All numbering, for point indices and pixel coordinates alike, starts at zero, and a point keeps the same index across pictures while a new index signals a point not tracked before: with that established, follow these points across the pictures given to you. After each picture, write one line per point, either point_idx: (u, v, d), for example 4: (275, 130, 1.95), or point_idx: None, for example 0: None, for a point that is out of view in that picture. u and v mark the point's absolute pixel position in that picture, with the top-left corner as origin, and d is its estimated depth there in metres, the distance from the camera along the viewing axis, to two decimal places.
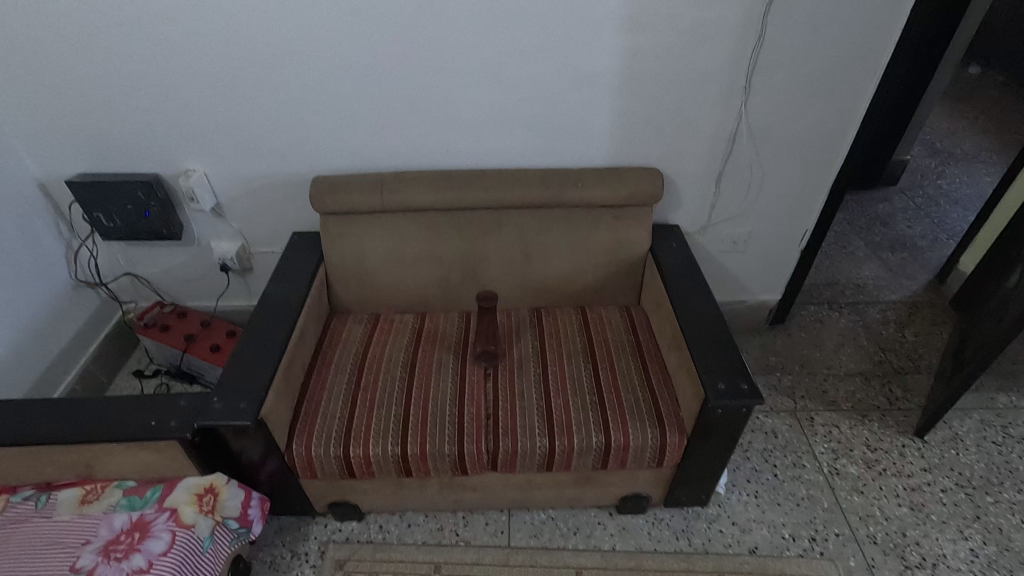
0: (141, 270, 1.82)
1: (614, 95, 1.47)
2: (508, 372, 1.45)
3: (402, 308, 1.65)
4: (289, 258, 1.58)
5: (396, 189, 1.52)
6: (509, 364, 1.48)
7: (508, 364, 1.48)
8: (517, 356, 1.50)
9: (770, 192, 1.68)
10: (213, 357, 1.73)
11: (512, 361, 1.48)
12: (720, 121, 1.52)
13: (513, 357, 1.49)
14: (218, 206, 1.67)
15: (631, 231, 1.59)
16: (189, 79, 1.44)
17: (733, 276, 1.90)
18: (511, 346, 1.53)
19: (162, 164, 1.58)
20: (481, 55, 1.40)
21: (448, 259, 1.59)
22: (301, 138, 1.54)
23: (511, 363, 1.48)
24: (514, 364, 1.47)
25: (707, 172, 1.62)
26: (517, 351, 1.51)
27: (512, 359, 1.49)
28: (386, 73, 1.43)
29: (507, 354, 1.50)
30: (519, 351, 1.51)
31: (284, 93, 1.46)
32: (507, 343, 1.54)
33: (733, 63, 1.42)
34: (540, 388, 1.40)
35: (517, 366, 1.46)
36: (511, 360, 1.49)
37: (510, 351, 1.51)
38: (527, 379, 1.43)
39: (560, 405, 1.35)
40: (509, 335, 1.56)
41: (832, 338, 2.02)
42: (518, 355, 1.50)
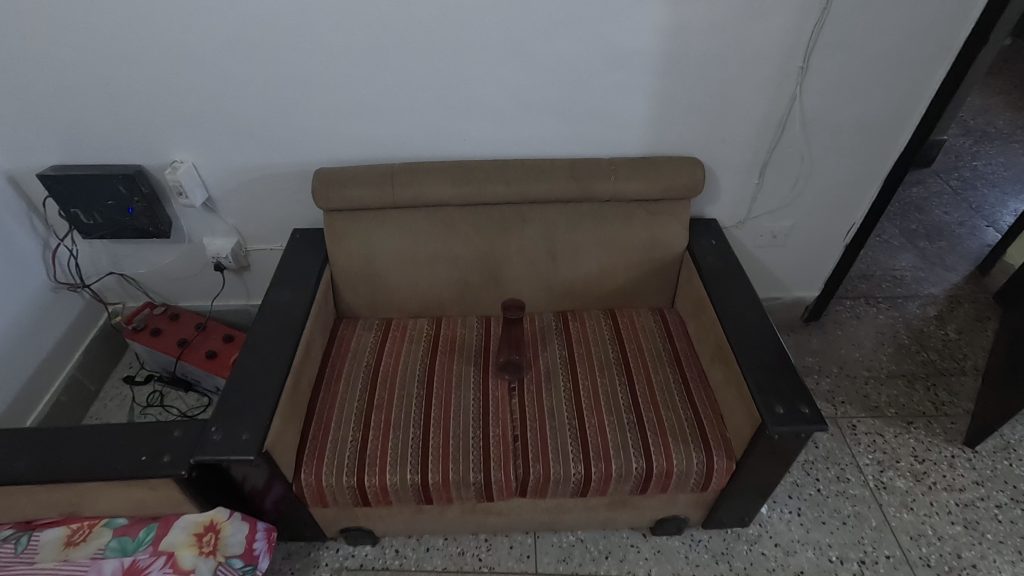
0: (127, 269, 1.67)
1: (654, 77, 1.30)
2: (535, 385, 1.33)
3: (416, 312, 1.51)
4: (290, 259, 1.43)
5: (409, 183, 1.36)
6: (535, 377, 1.35)
7: (535, 377, 1.34)
8: (543, 367, 1.37)
9: (819, 182, 1.53)
10: (209, 365, 1.59)
11: (539, 373, 1.35)
12: (771, 106, 1.36)
13: (541, 368, 1.36)
14: (210, 200, 1.51)
15: (668, 228, 1.44)
16: (172, 60, 1.26)
17: (770, 271, 1.76)
18: (536, 356, 1.40)
19: (146, 155, 1.41)
20: (505, 32, 1.23)
21: (467, 259, 1.44)
22: (301, 126, 1.38)
23: (538, 375, 1.35)
24: (541, 376, 1.35)
25: (751, 162, 1.46)
26: (543, 360, 1.38)
27: (539, 370, 1.36)
28: (397, 52, 1.26)
29: (532, 365, 1.37)
30: (546, 361, 1.38)
31: (280, 75, 1.29)
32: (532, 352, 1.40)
33: (791, 40, 1.25)
34: (572, 404, 1.27)
35: (545, 379, 1.33)
36: (537, 371, 1.36)
37: (536, 361, 1.38)
38: (557, 394, 1.30)
39: (596, 424, 1.23)
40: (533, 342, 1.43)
41: (872, 336, 1.89)
42: (545, 366, 1.37)
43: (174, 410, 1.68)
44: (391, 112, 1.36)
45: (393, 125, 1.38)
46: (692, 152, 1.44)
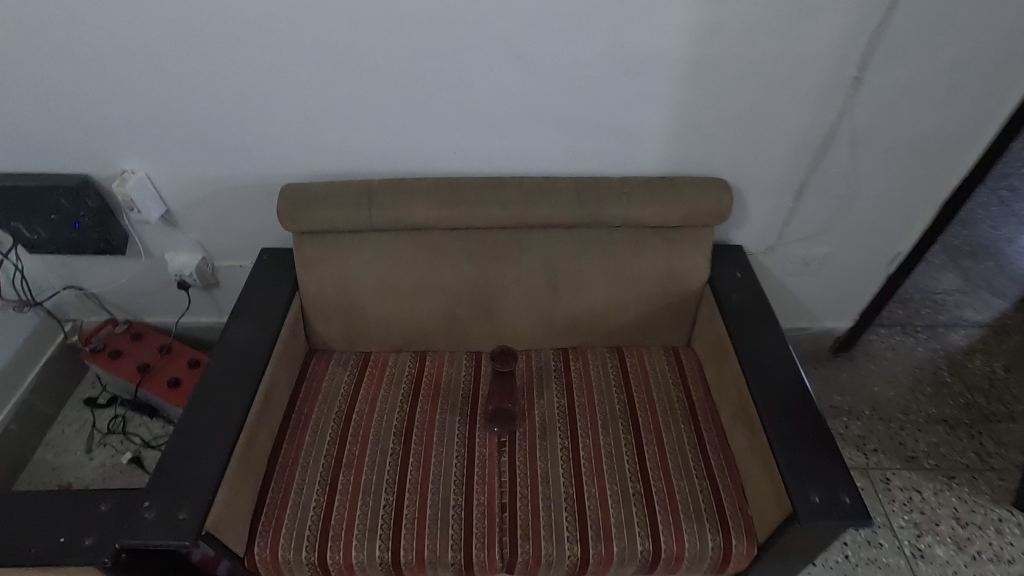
0: (84, 283, 1.51)
1: (676, 86, 1.10)
2: (529, 440, 1.16)
3: (398, 345, 1.34)
4: (254, 286, 1.26)
5: (389, 204, 1.18)
6: (529, 430, 1.18)
7: (528, 429, 1.18)
8: (539, 418, 1.20)
9: (863, 208, 1.32)
10: (170, 395, 1.45)
11: (533, 426, 1.19)
12: (813, 122, 1.15)
13: (535, 419, 1.20)
14: (169, 214, 1.34)
15: (686, 260, 1.25)
16: (115, 58, 1.09)
17: (798, 301, 1.57)
18: (531, 403, 1.23)
19: (92, 164, 1.24)
20: (502, 32, 1.04)
21: (455, 291, 1.26)
22: (267, 135, 1.20)
23: (533, 428, 1.18)
24: (536, 429, 1.18)
25: (786, 185, 1.26)
26: (539, 410, 1.21)
27: (533, 423, 1.19)
28: (374, 54, 1.08)
29: (525, 413, 1.21)
30: (542, 411, 1.21)
31: (240, 78, 1.11)
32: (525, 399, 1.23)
33: (843, 47, 1.05)
34: (569, 467, 1.11)
35: (541, 433, 1.17)
36: (531, 423, 1.19)
37: (530, 410, 1.22)
38: (554, 453, 1.14)
39: (597, 494, 1.07)
40: (528, 387, 1.26)
41: (909, 372, 1.69)
42: (540, 417, 1.20)
43: (136, 439, 1.53)
44: (369, 122, 1.17)
45: (372, 136, 1.20)
46: (718, 173, 1.24)
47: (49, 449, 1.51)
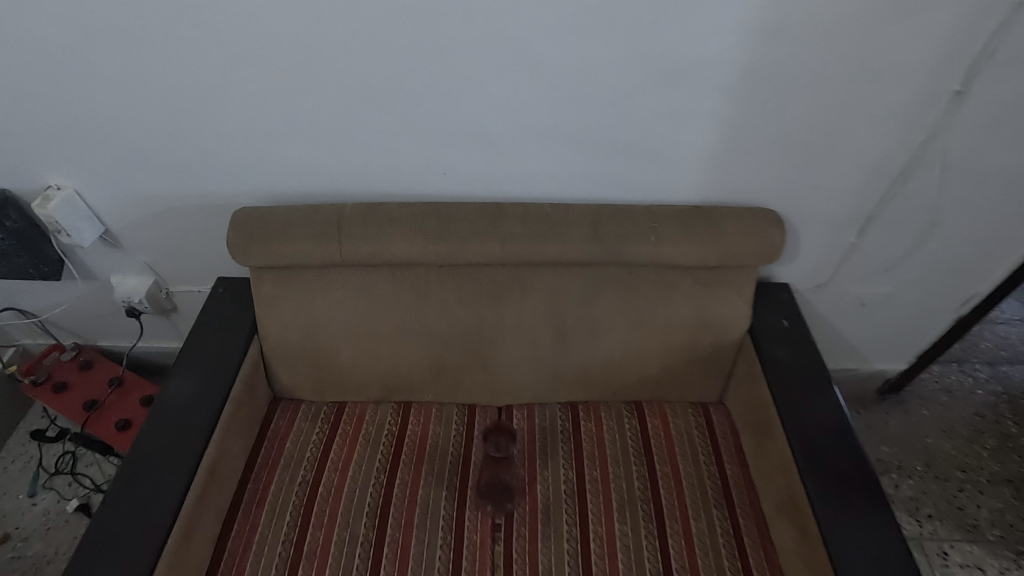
0: (24, 306, 1.32)
1: (721, 99, 0.88)
2: (529, 525, 0.96)
3: (376, 396, 1.13)
4: (205, 326, 1.06)
5: (363, 235, 0.97)
6: (529, 510, 0.98)
7: (529, 509, 0.98)
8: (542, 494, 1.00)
9: (940, 244, 1.09)
10: (117, 438, 1.26)
11: (535, 505, 0.99)
12: (892, 145, 0.92)
13: (538, 496, 1.00)
14: (109, 234, 1.14)
15: (722, 306, 1.04)
16: (23, 54, 0.88)
17: (846, 341, 1.35)
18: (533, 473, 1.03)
19: (10, 177, 1.03)
20: (502, 29, 0.82)
21: (444, 336, 1.05)
22: (216, 148, 0.98)
23: (534, 508, 0.99)
24: (538, 509, 0.98)
25: (849, 217, 1.03)
26: (542, 484, 1.01)
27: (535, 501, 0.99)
28: (342, 55, 0.86)
29: (524, 487, 1.01)
30: (545, 484, 1.01)
31: (180, 81, 0.90)
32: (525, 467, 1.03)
33: (942, 53, 0.81)
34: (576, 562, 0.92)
35: (544, 515, 0.97)
36: (532, 500, 0.99)
37: (531, 483, 1.02)
38: (559, 542, 0.94)
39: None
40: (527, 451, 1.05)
41: (968, 421, 1.47)
42: (543, 493, 1.00)
43: (86, 481, 1.36)
44: (338, 134, 0.96)
45: (344, 151, 0.98)
46: (767, 202, 1.01)
47: None
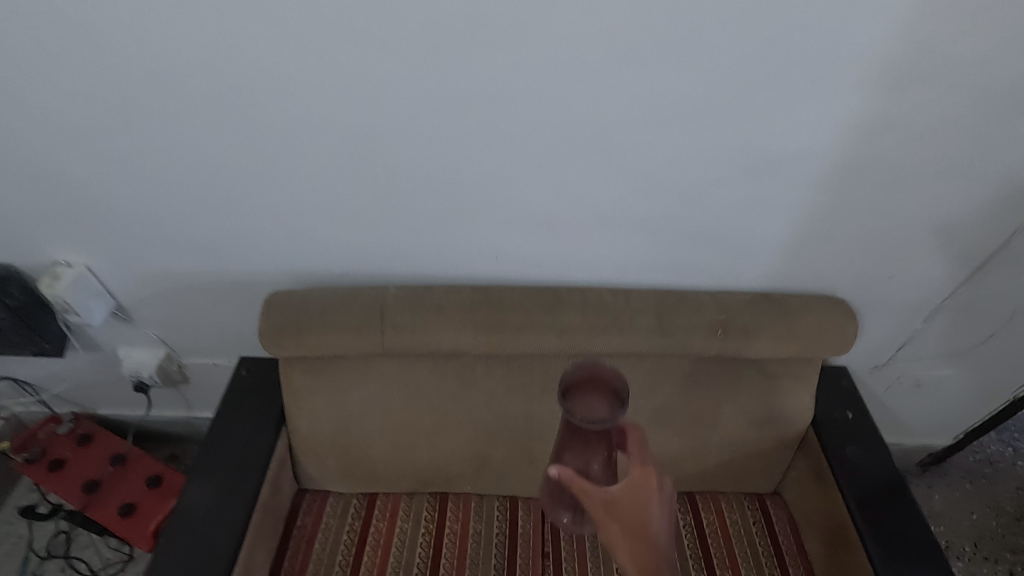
0: (23, 376, 1.22)
1: (807, 192, 0.80)
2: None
3: (410, 488, 1.04)
4: (227, 417, 0.96)
5: (407, 325, 0.89)
6: (637, 550, 0.58)
7: (627, 553, 0.58)
8: (650, 525, 0.59)
9: (1007, 333, 1.03)
10: (120, 526, 1.15)
11: (649, 545, 0.58)
12: (981, 240, 0.85)
13: (650, 531, 0.59)
14: (120, 309, 1.05)
15: (788, 398, 0.97)
16: (39, 129, 0.79)
17: (895, 419, 1.28)
18: (647, 477, 0.60)
19: (17, 251, 0.94)
20: (574, 118, 0.74)
21: (488, 429, 0.98)
22: (244, 228, 0.90)
23: (644, 546, 0.58)
24: (651, 550, 0.58)
25: (918, 306, 0.97)
26: (659, 502, 0.61)
27: (651, 546, 0.58)
28: (396, 139, 0.78)
29: (618, 507, 0.59)
30: (657, 506, 0.60)
31: (208, 161, 0.82)
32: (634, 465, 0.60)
33: None
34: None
35: (660, 561, 0.58)
36: (624, 524, 0.59)
37: (641, 504, 0.60)
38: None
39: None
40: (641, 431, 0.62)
41: (1014, 497, 1.42)
42: (665, 518, 0.61)
43: (83, 566, 1.24)
44: (382, 217, 0.88)
45: (386, 232, 0.90)
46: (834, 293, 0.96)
47: None
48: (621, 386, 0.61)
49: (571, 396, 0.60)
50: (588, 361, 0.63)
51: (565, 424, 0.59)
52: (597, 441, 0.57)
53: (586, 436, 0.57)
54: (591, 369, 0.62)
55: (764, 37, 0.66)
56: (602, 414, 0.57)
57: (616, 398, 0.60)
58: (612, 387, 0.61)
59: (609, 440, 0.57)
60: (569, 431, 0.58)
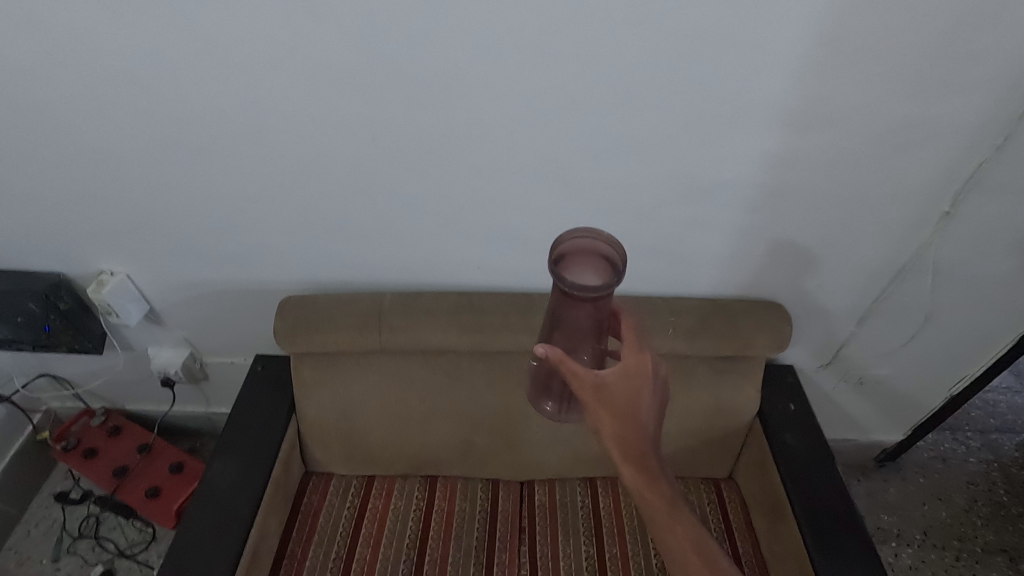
0: (61, 374, 1.37)
1: (738, 213, 0.95)
2: (624, 456, 0.65)
3: (404, 471, 1.18)
4: (245, 407, 1.10)
5: (401, 325, 1.03)
6: (625, 428, 0.65)
7: (615, 430, 0.64)
8: (639, 409, 0.65)
9: (931, 335, 1.17)
10: (147, 507, 1.29)
11: (636, 424, 0.65)
12: (892, 253, 0.99)
13: (638, 413, 0.65)
14: (152, 313, 1.20)
15: (735, 392, 1.10)
16: (91, 162, 0.94)
17: (845, 415, 1.41)
18: (640, 364, 0.67)
19: (68, 262, 1.10)
20: (539, 151, 0.89)
21: (472, 418, 1.11)
22: (262, 243, 1.05)
23: (630, 423, 0.65)
24: (636, 430, 0.65)
25: (849, 311, 1.11)
26: (650, 391, 0.67)
27: (638, 425, 0.65)
28: (391, 169, 0.93)
29: (608, 391, 0.65)
30: (647, 392, 0.67)
31: (234, 187, 0.97)
32: (627, 355, 0.67)
33: (940, 183, 0.89)
34: (671, 509, 0.66)
35: (644, 440, 0.64)
36: (613, 407, 0.65)
37: (632, 388, 0.66)
38: (665, 473, 0.66)
39: (721, 556, 0.67)
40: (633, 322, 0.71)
41: (962, 489, 1.54)
42: (654, 402, 0.67)
43: (110, 545, 1.38)
44: (380, 233, 1.03)
45: (383, 246, 1.05)
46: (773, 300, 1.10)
47: (11, 555, 1.35)
48: (616, 254, 0.58)
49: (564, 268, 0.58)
50: (583, 228, 0.59)
51: (555, 292, 0.59)
52: (585, 305, 0.57)
53: (575, 306, 0.58)
54: (584, 239, 0.59)
55: (692, 88, 0.80)
56: (593, 282, 0.56)
57: (609, 266, 0.58)
58: (604, 255, 0.58)
59: (598, 305, 0.57)
60: (559, 302, 0.59)
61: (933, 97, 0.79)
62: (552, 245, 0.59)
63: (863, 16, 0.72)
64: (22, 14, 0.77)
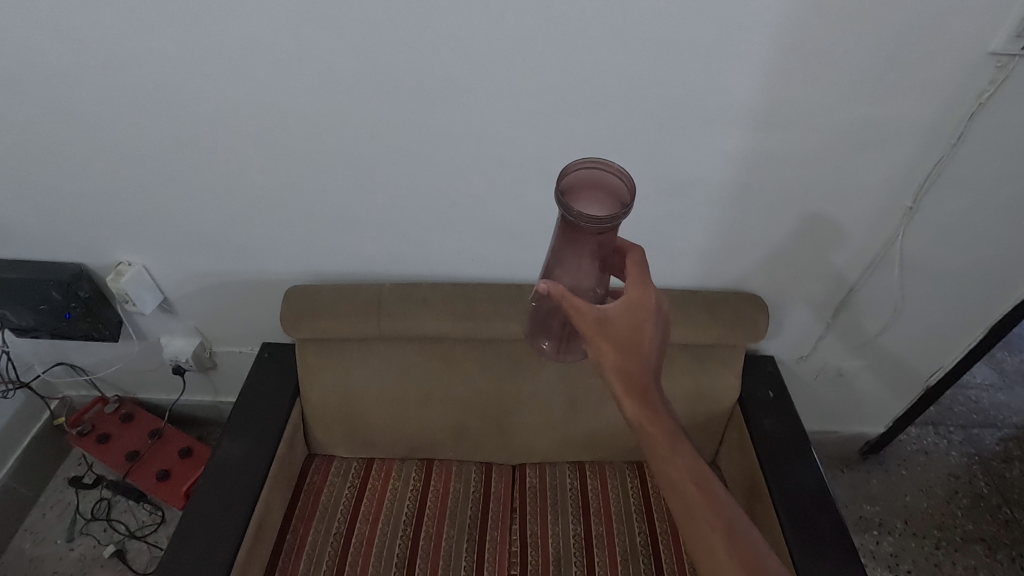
0: (77, 362, 1.45)
1: (714, 207, 1.02)
2: (625, 390, 0.61)
3: (402, 453, 1.25)
4: (252, 390, 1.17)
5: (400, 312, 1.10)
6: (626, 360, 0.61)
7: (616, 362, 0.61)
8: (642, 343, 0.62)
9: (904, 325, 1.23)
10: (158, 488, 1.36)
11: (639, 358, 0.62)
12: (860, 245, 1.06)
13: (641, 346, 0.62)
14: (166, 302, 1.27)
15: (716, 378, 1.17)
16: (113, 159, 1.01)
17: (826, 405, 1.47)
18: (644, 297, 0.63)
19: (89, 254, 1.17)
20: (528, 150, 0.96)
21: (467, 402, 1.18)
22: (270, 236, 1.12)
23: (632, 357, 0.62)
24: (636, 361, 0.61)
25: (823, 302, 1.18)
26: (654, 324, 0.63)
27: (639, 359, 0.62)
28: (391, 166, 1.00)
29: (610, 325, 0.62)
30: (650, 325, 0.63)
31: (245, 183, 1.04)
32: (631, 289, 0.63)
33: (900, 177, 0.96)
34: (674, 446, 0.61)
35: (647, 372, 0.61)
36: (615, 340, 0.62)
37: (635, 322, 0.63)
38: (667, 408, 0.63)
39: (721, 492, 0.63)
40: (643, 254, 0.65)
41: (944, 481, 1.59)
42: (657, 336, 0.64)
43: (121, 527, 1.44)
44: (381, 227, 1.10)
45: (384, 239, 1.12)
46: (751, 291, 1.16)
47: (27, 536, 1.42)
48: (626, 187, 0.57)
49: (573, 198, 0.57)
50: (594, 158, 0.58)
51: (561, 226, 0.58)
52: (589, 241, 0.57)
53: (580, 239, 0.57)
54: (594, 170, 0.58)
55: (669, 90, 0.87)
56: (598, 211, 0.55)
57: (617, 200, 0.57)
58: (614, 189, 0.58)
59: (604, 236, 0.56)
60: (564, 234, 0.57)
61: (887, 97, 0.86)
62: (559, 175, 0.57)
63: (820, 25, 0.79)
64: (56, 23, 0.84)
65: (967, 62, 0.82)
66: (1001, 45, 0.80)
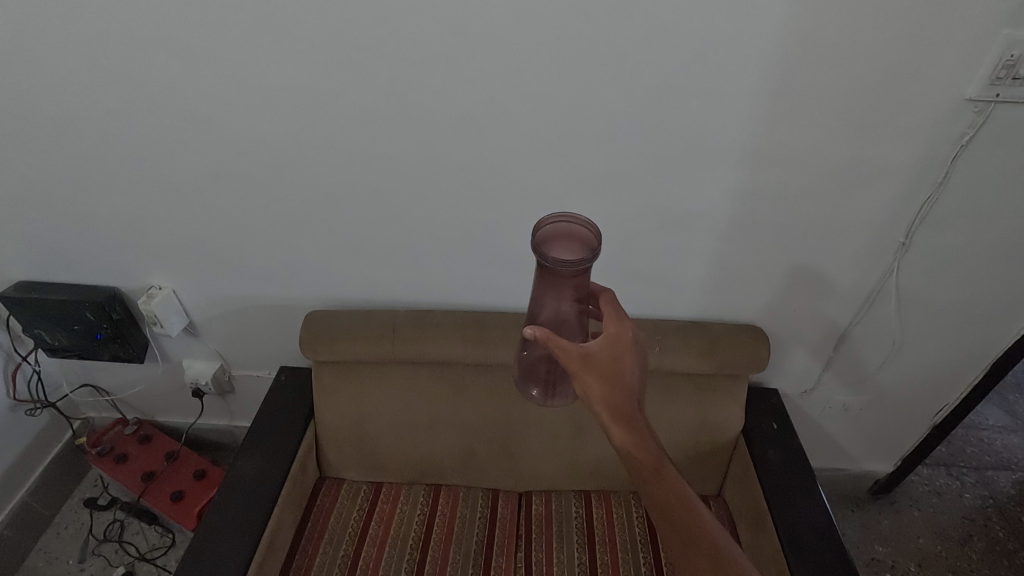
0: (102, 383, 1.51)
1: (714, 241, 1.07)
2: (614, 422, 0.63)
3: (410, 478, 1.27)
4: (269, 411, 1.22)
5: (412, 336, 1.15)
6: (614, 393, 0.62)
7: (603, 394, 0.62)
8: (625, 377, 0.63)
9: (904, 360, 1.25)
10: (170, 509, 1.38)
11: (623, 390, 0.62)
12: (858, 278, 1.10)
13: (624, 379, 0.63)
14: (191, 325, 1.34)
15: (719, 408, 1.19)
16: (155, 189, 1.09)
17: (833, 442, 1.47)
18: (621, 334, 0.64)
19: (124, 278, 1.25)
20: (539, 185, 1.03)
21: (474, 427, 1.21)
22: (294, 263, 1.19)
23: (617, 390, 0.62)
24: (623, 394, 0.62)
25: (824, 334, 1.21)
26: (634, 356, 0.64)
27: (623, 390, 0.62)
28: (412, 199, 1.07)
29: (594, 361, 0.62)
30: (631, 357, 0.64)
31: (274, 213, 1.11)
32: (610, 324, 0.65)
33: (893, 214, 1.01)
34: (662, 478, 0.64)
35: (632, 401, 0.62)
36: (598, 373, 0.62)
37: (617, 358, 0.64)
38: (655, 440, 0.64)
39: (708, 517, 0.66)
40: (615, 296, 0.67)
41: (957, 523, 1.56)
42: (638, 368, 0.65)
43: (132, 549, 1.46)
44: (398, 257, 1.16)
45: (401, 269, 1.18)
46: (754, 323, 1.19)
47: (40, 555, 1.44)
48: (592, 236, 0.61)
49: (548, 249, 0.61)
50: (561, 213, 0.62)
51: (538, 274, 0.61)
52: (569, 283, 0.59)
53: (559, 283, 0.59)
54: (560, 223, 0.62)
55: (670, 130, 0.94)
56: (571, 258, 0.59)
57: (586, 246, 0.61)
58: (583, 238, 0.62)
59: (578, 282, 0.59)
60: (541, 279, 0.60)
61: (878, 137, 0.92)
62: (532, 230, 0.61)
63: (808, 70, 0.86)
64: (116, 66, 0.94)
65: (945, 107, 0.88)
66: (977, 92, 0.86)
